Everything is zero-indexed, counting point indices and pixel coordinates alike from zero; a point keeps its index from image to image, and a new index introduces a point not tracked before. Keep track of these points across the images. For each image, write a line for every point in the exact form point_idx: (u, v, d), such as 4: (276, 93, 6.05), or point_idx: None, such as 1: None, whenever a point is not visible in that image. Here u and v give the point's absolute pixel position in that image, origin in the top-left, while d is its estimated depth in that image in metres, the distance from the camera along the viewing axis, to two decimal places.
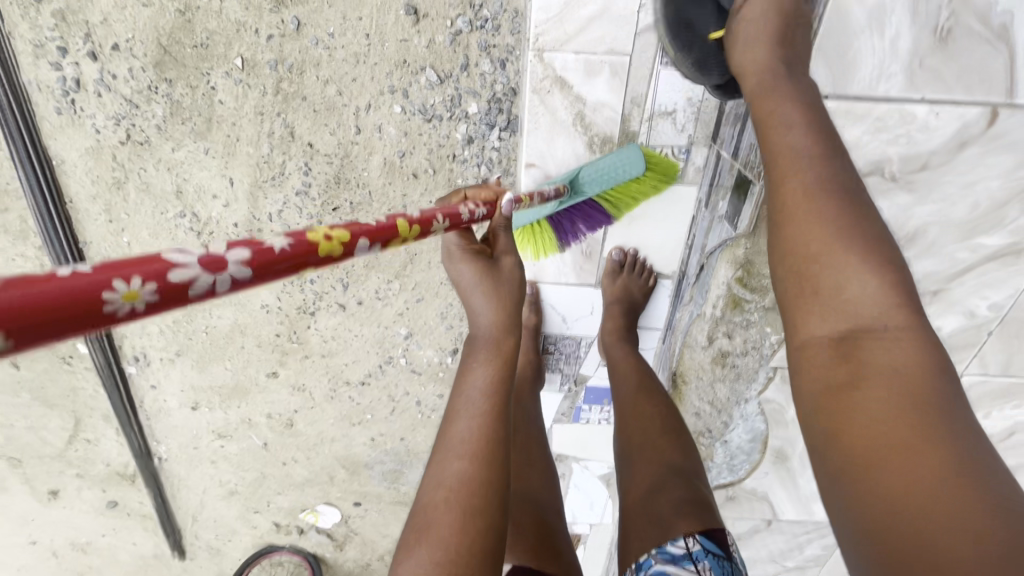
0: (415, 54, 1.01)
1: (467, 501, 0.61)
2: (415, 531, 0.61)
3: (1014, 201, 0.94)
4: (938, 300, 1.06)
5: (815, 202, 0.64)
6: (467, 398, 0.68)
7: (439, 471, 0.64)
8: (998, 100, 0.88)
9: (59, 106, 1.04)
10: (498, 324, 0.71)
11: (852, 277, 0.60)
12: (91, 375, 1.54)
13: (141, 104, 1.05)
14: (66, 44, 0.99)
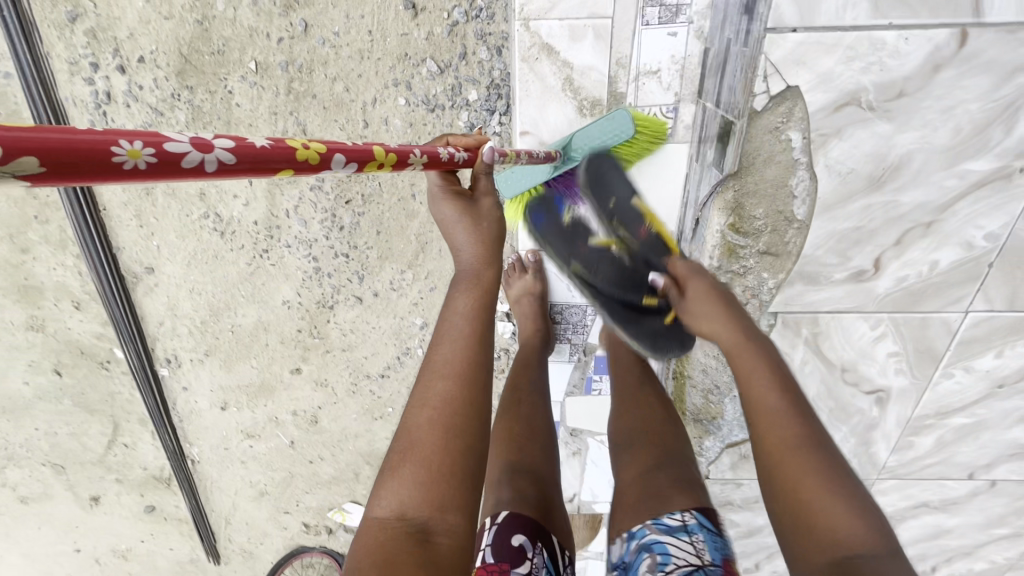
0: (416, 47, 1.06)
1: (451, 420, 0.61)
2: (396, 451, 0.60)
3: (997, 121, 0.90)
4: (931, 233, 0.97)
5: (776, 416, 0.66)
6: (449, 323, 0.68)
7: (420, 393, 0.63)
8: (965, 20, 0.87)
9: (93, 118, 1.12)
10: (480, 258, 0.73)
11: (829, 491, 0.60)
12: (126, 379, 1.62)
13: (165, 111, 1.12)
14: (97, 60, 1.08)
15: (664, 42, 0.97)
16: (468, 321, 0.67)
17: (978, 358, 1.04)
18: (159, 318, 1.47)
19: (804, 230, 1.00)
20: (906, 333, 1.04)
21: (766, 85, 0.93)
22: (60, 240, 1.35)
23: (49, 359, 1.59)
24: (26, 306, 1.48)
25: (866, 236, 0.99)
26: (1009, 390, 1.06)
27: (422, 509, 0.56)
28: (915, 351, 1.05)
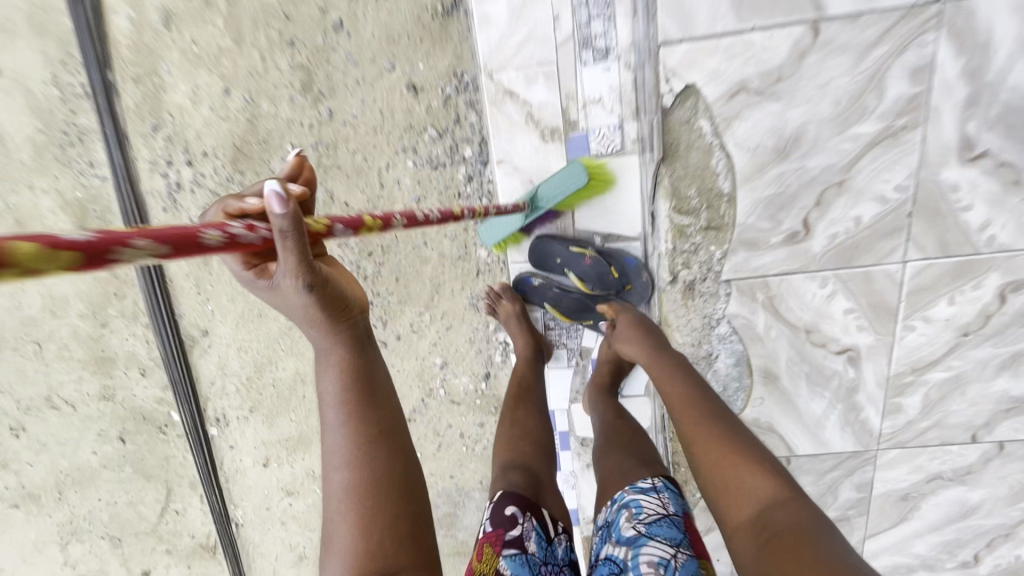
0: (419, 118, 1.28)
1: (365, 502, 0.62)
2: (326, 545, 0.63)
3: (868, 91, 0.97)
4: (844, 190, 1.02)
5: (688, 410, 0.88)
6: (328, 413, 0.64)
7: (330, 487, 0.63)
8: (811, 16, 0.96)
9: (166, 205, 1.40)
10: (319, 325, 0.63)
11: (733, 457, 0.79)
12: (181, 442, 1.77)
13: (222, 193, 1.38)
14: (172, 159, 1.37)
15: (604, 75, 1.08)
16: (344, 404, 0.63)
17: (934, 307, 1.06)
18: (211, 378, 1.65)
19: (732, 201, 1.07)
20: (855, 290, 1.07)
21: (669, 86, 1.03)
22: (132, 313, 1.58)
23: (116, 427, 1.77)
24: (101, 376, 1.69)
25: (788, 200, 1.05)
26: (978, 337, 1.06)
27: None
28: (870, 308, 1.08)
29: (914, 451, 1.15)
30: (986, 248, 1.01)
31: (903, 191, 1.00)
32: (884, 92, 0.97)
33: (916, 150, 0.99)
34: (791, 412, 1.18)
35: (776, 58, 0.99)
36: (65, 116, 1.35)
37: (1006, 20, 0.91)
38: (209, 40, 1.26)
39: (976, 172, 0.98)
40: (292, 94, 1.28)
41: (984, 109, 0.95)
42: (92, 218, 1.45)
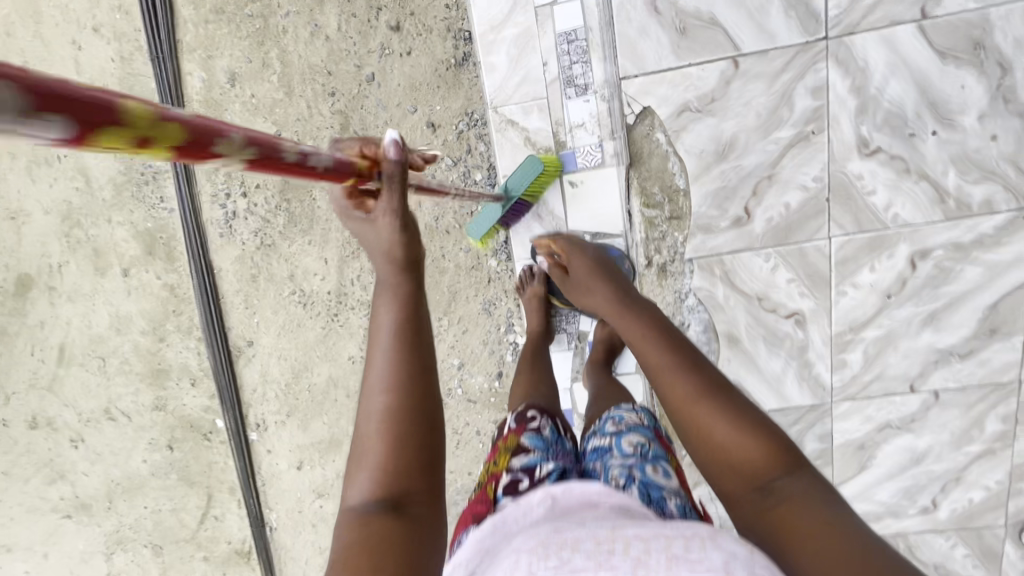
0: (436, 151, 1.53)
1: (394, 429, 0.67)
2: (356, 462, 0.68)
3: (783, 103, 1.09)
4: (774, 184, 1.12)
5: (675, 377, 0.76)
6: (377, 340, 0.70)
7: (364, 408, 0.69)
8: (731, 54, 1.09)
9: (222, 231, 1.67)
10: (390, 263, 0.70)
11: (726, 427, 0.70)
12: (224, 448, 1.94)
13: (270, 219, 1.64)
14: (230, 192, 1.63)
15: (587, 104, 1.18)
16: (396, 335, 0.69)
17: (859, 274, 1.13)
18: (253, 385, 1.84)
19: (687, 193, 1.16)
20: (792, 265, 1.14)
21: (630, 109, 1.15)
22: (187, 327, 1.80)
23: (166, 435, 1.96)
24: (155, 387, 1.90)
25: (731, 190, 1.14)
26: (901, 299, 1.13)
27: (381, 513, 0.64)
28: (808, 278, 1.14)
29: (862, 404, 1.19)
30: (893, 224, 1.10)
31: (819, 180, 1.10)
32: (792, 105, 1.08)
33: (824, 149, 1.09)
34: (753, 368, 1.21)
35: (700, 84, 1.11)
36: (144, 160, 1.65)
37: (875, 49, 1.05)
38: (266, 93, 1.53)
39: (874, 164, 1.08)
40: (331, 134, 1.54)
41: (872, 116, 1.07)
42: (159, 245, 1.72)
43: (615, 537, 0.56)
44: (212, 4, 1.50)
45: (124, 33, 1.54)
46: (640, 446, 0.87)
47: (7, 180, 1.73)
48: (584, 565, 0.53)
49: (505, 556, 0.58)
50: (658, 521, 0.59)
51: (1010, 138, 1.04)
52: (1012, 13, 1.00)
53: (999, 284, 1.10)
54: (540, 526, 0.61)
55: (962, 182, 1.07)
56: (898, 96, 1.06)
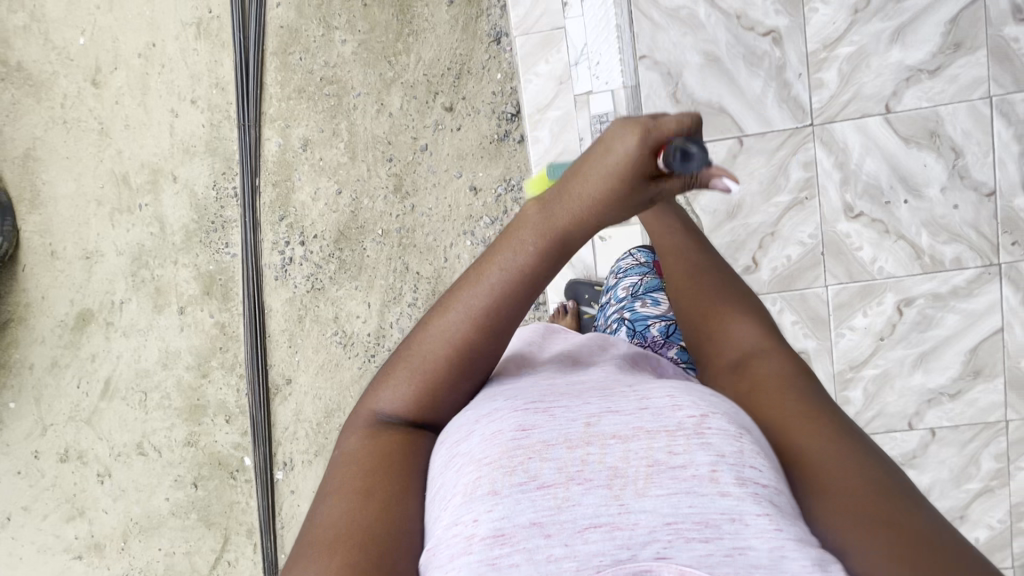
0: (477, 211, 1.75)
1: (463, 364, 0.63)
2: (406, 367, 0.64)
3: (781, 174, 1.28)
4: (776, 240, 1.30)
5: (682, 260, 0.76)
6: (499, 264, 0.61)
7: (448, 328, 0.62)
8: (736, 133, 1.29)
9: (278, 273, 1.85)
10: (579, 200, 0.60)
11: (739, 322, 0.68)
12: (247, 487, 1.97)
13: (323, 265, 1.82)
14: (289, 239, 1.83)
15: None
16: (512, 282, 0.61)
17: (854, 318, 1.29)
18: (286, 423, 1.92)
19: None
20: (794, 308, 1.30)
21: None
22: (231, 364, 1.92)
23: (192, 473, 1.99)
24: (191, 423, 1.97)
25: (740, 245, 1.32)
26: (892, 342, 1.28)
27: (401, 429, 0.63)
28: (810, 320, 1.30)
29: None
30: (880, 275, 1.27)
31: (814, 236, 1.28)
32: (787, 176, 1.28)
33: (816, 212, 1.28)
34: None
35: (712, 157, 1.30)
36: (216, 210, 1.86)
37: (852, 134, 1.26)
38: (333, 157, 1.78)
39: (859, 226, 1.27)
40: (386, 194, 1.78)
41: (854, 187, 1.27)
42: (218, 285, 1.89)
43: (591, 439, 0.51)
44: (295, 84, 1.78)
45: (217, 105, 1.82)
46: (632, 289, 1.07)
47: (88, 224, 1.93)
48: (553, 478, 0.49)
49: (463, 456, 0.54)
50: (634, 399, 0.54)
51: (967, 208, 1.24)
52: (960, 111, 1.22)
53: (979, 332, 1.25)
54: (499, 409, 0.56)
55: (933, 242, 1.25)
56: (874, 172, 1.26)
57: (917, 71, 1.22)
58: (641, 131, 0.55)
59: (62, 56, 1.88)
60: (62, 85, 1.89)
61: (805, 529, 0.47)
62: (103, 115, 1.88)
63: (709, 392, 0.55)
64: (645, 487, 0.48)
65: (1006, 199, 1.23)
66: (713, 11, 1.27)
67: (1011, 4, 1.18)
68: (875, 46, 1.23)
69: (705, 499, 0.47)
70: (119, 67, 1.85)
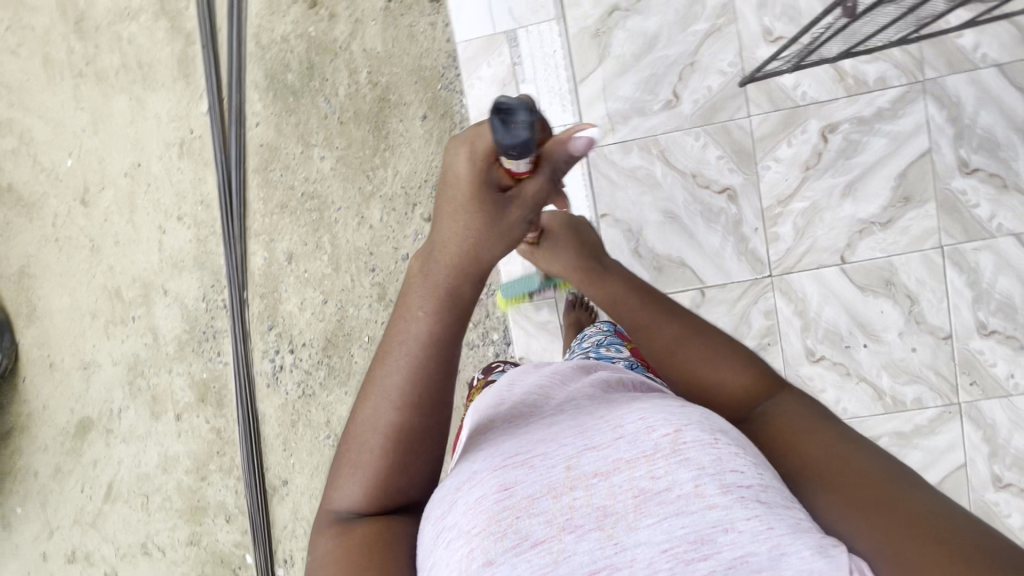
0: None
1: (402, 442, 0.62)
2: (348, 462, 0.63)
3: (743, 322, 1.37)
4: None
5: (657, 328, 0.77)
6: (406, 329, 0.63)
7: (373, 411, 0.62)
8: (698, 285, 1.38)
9: (270, 380, 1.90)
10: (454, 255, 0.64)
11: (725, 369, 0.70)
12: None
13: (313, 372, 1.87)
14: (279, 348, 1.88)
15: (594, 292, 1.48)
16: (422, 343, 0.62)
17: None
18: (285, 522, 1.96)
19: None
20: None
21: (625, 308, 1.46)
22: (229, 467, 1.97)
23: (196, 571, 2.04)
24: (192, 523, 2.01)
25: None
26: None
27: (370, 514, 0.62)
28: None
29: None
30: (844, 416, 1.34)
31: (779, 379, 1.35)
32: (749, 323, 1.37)
33: (779, 356, 1.36)
34: None
35: None
36: (206, 320, 1.91)
37: (809, 283, 1.35)
38: (317, 269, 1.83)
39: (821, 369, 1.35)
40: (370, 302, 1.81)
41: (815, 333, 1.35)
42: (212, 392, 1.94)
43: (575, 483, 0.51)
44: (278, 199, 1.82)
45: (203, 221, 1.87)
46: (597, 341, 1.05)
47: (84, 336, 1.99)
48: (544, 533, 0.49)
49: (448, 531, 0.52)
50: (608, 428, 0.54)
51: (925, 350, 1.31)
52: (913, 260, 1.31)
53: (944, 461, 1.31)
54: (478, 472, 0.54)
55: (894, 383, 1.32)
56: (833, 320, 1.34)
57: (869, 223, 1.32)
58: (467, 144, 0.63)
59: (52, 177, 1.94)
60: (53, 205, 1.95)
61: (799, 514, 0.49)
62: (94, 233, 1.93)
63: (678, 406, 0.55)
64: (636, 519, 0.48)
65: (961, 342, 1.31)
66: (668, 171, 1.37)
67: (956, 159, 1.29)
68: (828, 201, 1.33)
69: (696, 515, 0.47)
70: (106, 186, 1.91)
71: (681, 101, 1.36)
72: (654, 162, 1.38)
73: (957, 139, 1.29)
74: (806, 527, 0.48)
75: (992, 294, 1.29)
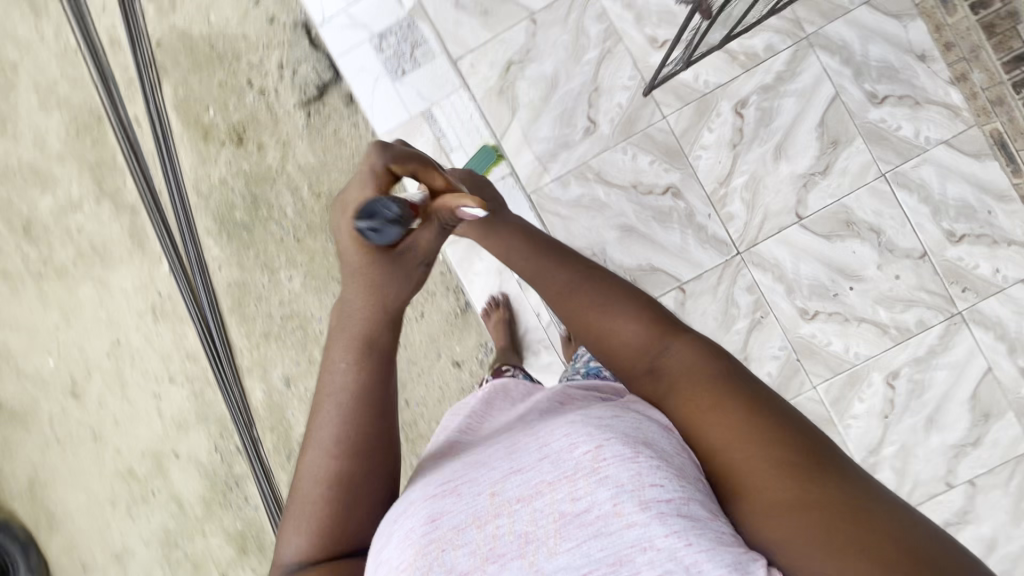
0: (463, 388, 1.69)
1: (341, 483, 0.65)
2: (293, 514, 0.66)
3: (731, 304, 1.40)
4: (750, 361, 1.40)
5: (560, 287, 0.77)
6: (331, 379, 0.67)
7: (309, 460, 0.66)
8: (677, 282, 1.41)
9: None
10: (367, 302, 0.68)
11: (629, 324, 0.69)
12: None
13: None
14: None
15: None
16: (347, 388, 0.67)
17: (853, 406, 1.39)
18: None
19: None
20: None
21: None
22: None
23: None
24: None
25: None
26: (897, 415, 1.38)
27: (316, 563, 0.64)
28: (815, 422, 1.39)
29: None
30: (859, 359, 1.38)
31: (784, 346, 1.39)
32: (737, 303, 1.40)
33: (776, 326, 1.39)
34: None
35: None
36: (225, 470, 1.88)
37: (777, 248, 1.39)
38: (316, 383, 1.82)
39: (820, 324, 1.39)
40: None
41: (800, 291, 1.39)
42: (251, 540, 1.89)
43: (498, 510, 0.53)
44: (259, 329, 1.83)
45: (194, 375, 1.87)
46: None
47: (109, 526, 1.95)
48: (468, 565, 0.51)
49: (383, 564, 0.54)
50: (534, 448, 0.55)
51: (909, 274, 1.37)
52: (863, 196, 1.37)
53: (962, 369, 1.37)
54: (414, 501, 0.57)
55: (892, 314, 1.37)
56: (813, 275, 1.39)
57: (810, 175, 1.39)
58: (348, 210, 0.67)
59: (37, 381, 1.95)
60: (45, 408, 1.95)
61: (719, 530, 0.48)
62: (92, 421, 1.92)
63: (608, 416, 0.56)
64: (556, 543, 0.50)
65: (937, 254, 1.36)
66: (611, 190, 1.42)
67: (863, 94, 1.37)
68: (765, 167, 1.39)
69: (614, 536, 0.49)
70: (93, 373, 1.91)
71: (600, 123, 1.43)
72: (593, 185, 1.43)
73: (857, 76, 1.37)
74: (728, 542, 0.48)
75: (948, 203, 1.36)
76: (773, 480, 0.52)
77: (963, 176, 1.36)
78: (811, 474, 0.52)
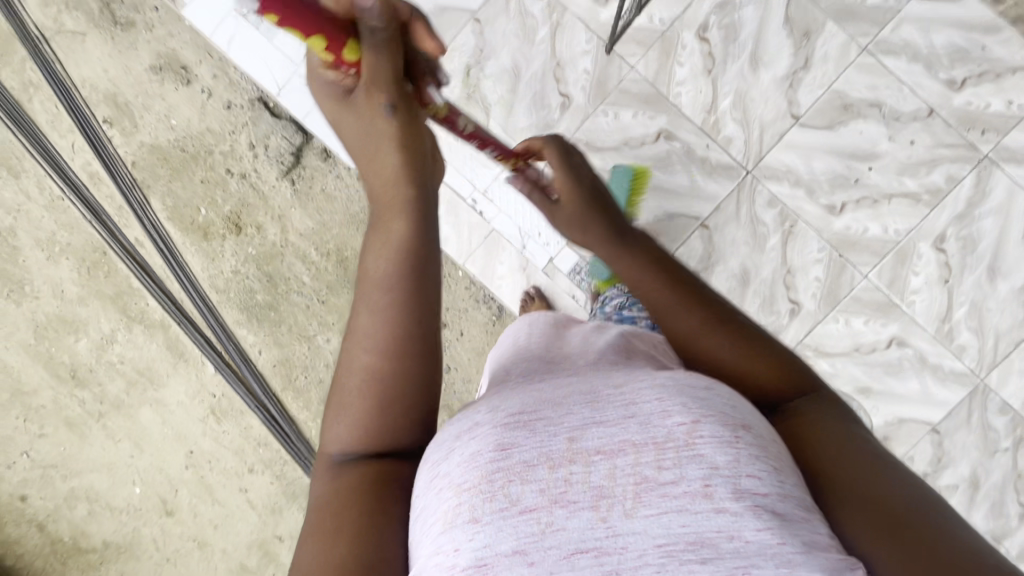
0: None
1: (392, 385, 0.58)
2: (338, 400, 0.60)
3: (758, 224, 1.39)
4: (795, 272, 1.38)
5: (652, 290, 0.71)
6: (377, 265, 0.58)
7: (360, 353, 0.59)
8: (698, 220, 1.40)
9: None
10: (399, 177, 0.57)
11: (729, 344, 0.65)
12: None
13: None
14: None
15: None
16: (394, 279, 0.58)
17: (911, 282, 1.36)
18: None
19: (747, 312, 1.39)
20: (858, 310, 1.37)
21: None
22: None
23: None
24: None
25: (774, 291, 1.39)
26: (957, 277, 1.35)
27: (361, 463, 0.59)
28: (878, 309, 1.37)
29: (1006, 363, 1.36)
30: (901, 236, 1.36)
31: (823, 247, 1.37)
32: (763, 221, 1.39)
33: (808, 230, 1.38)
34: (901, 399, 1.38)
35: (694, 253, 1.40)
36: None
37: (785, 155, 1.38)
38: None
39: (851, 214, 1.37)
40: None
41: (821, 188, 1.37)
42: None
43: (575, 456, 0.51)
44: (317, 397, 1.87)
45: (271, 458, 1.92)
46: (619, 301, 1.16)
47: None
48: (535, 501, 0.50)
49: (442, 478, 0.53)
50: (621, 407, 0.54)
51: (923, 136, 1.34)
52: (852, 75, 1.35)
53: (1006, 210, 1.33)
54: (479, 424, 0.54)
55: (919, 180, 1.35)
56: (828, 169, 1.37)
57: (793, 74, 1.37)
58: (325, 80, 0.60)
59: (131, 510, 2.01)
60: (147, 533, 2.01)
61: (819, 532, 0.48)
62: (193, 531, 1.99)
63: (703, 392, 0.55)
64: (634, 506, 0.49)
65: (944, 107, 1.34)
66: (604, 154, 1.42)
67: None
68: (746, 82, 1.37)
69: (700, 514, 0.48)
70: (179, 487, 1.98)
71: (573, 94, 1.43)
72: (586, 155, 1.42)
73: None
74: (825, 547, 0.47)
75: (938, 54, 1.33)
76: (857, 476, 0.53)
77: (944, 23, 1.33)
78: (911, 498, 0.51)
